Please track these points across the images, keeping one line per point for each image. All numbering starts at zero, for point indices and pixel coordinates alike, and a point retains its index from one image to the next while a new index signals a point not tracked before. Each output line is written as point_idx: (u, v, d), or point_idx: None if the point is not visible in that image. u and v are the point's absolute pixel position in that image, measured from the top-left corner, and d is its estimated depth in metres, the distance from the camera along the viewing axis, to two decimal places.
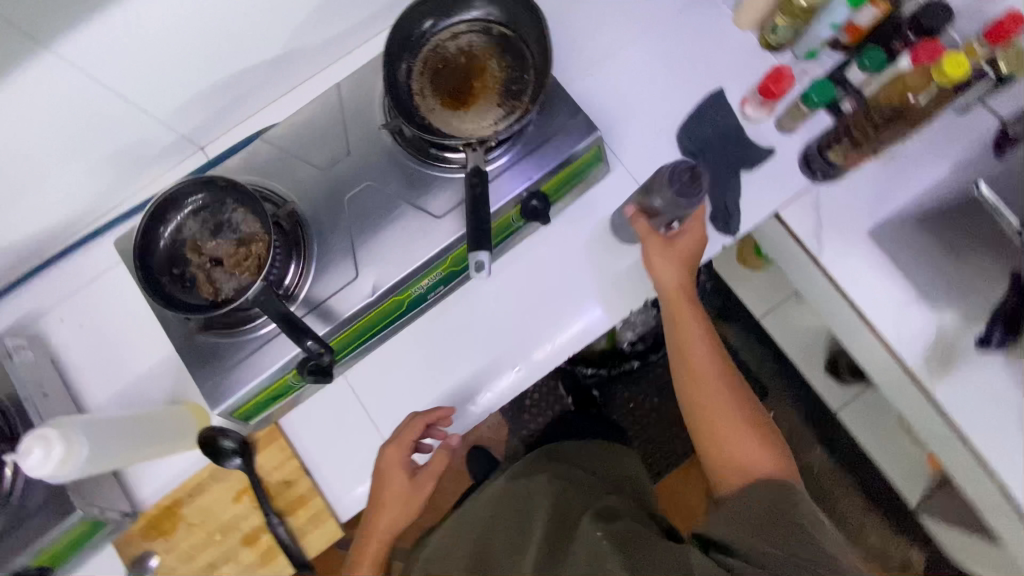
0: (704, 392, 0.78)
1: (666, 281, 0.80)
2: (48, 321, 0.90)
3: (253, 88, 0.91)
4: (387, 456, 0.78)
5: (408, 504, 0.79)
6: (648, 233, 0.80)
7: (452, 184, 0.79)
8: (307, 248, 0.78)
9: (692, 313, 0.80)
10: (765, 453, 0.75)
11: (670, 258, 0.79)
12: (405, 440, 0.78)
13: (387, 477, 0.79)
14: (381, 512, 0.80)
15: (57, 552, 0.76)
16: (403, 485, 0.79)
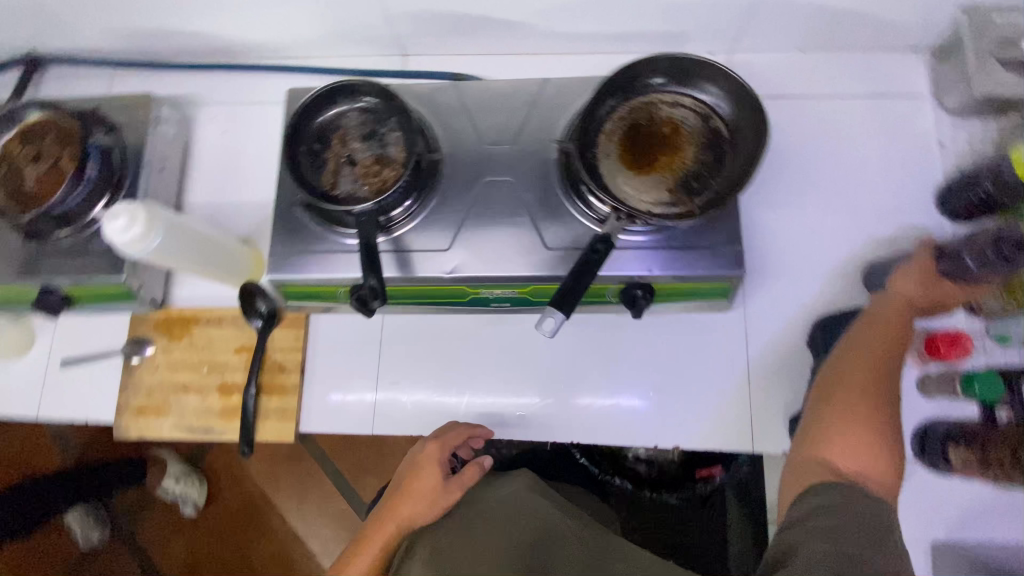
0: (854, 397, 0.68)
1: (896, 294, 0.75)
2: (204, 113, 0.99)
3: (476, 34, 0.92)
4: (428, 446, 0.78)
5: (428, 507, 0.75)
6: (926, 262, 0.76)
7: (581, 228, 0.77)
8: (426, 197, 0.79)
9: (900, 326, 0.73)
10: (880, 461, 0.65)
11: (917, 284, 0.75)
12: (449, 441, 0.79)
13: (419, 473, 0.77)
14: (398, 509, 0.75)
15: (89, 293, 0.86)
16: (432, 484, 0.76)
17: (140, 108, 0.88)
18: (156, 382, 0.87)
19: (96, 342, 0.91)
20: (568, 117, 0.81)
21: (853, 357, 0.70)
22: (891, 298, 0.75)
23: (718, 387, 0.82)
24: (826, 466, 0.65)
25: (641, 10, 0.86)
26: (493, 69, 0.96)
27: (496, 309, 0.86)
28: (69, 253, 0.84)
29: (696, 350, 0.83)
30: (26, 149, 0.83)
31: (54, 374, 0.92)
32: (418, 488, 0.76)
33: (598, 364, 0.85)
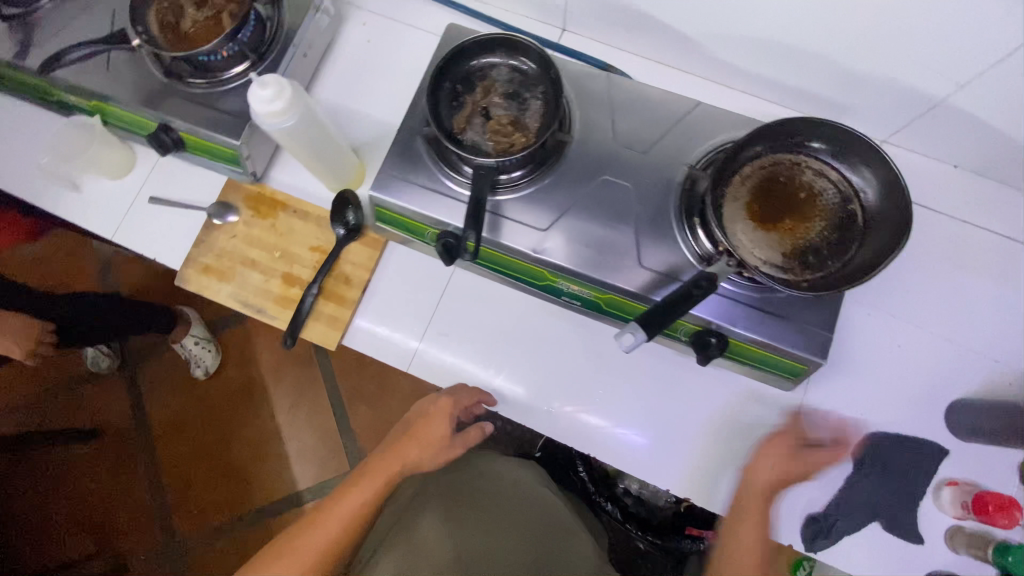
0: (749, 575, 0.72)
1: (755, 481, 0.76)
2: (356, 15, 1.00)
3: (642, 33, 0.91)
4: (440, 402, 0.82)
5: (429, 457, 0.81)
6: (789, 433, 0.78)
7: (680, 259, 0.76)
8: (542, 173, 0.79)
9: (762, 519, 0.74)
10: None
11: (778, 463, 0.75)
12: (462, 399, 0.81)
13: (425, 425, 0.82)
14: (404, 449, 0.80)
15: (200, 144, 0.88)
16: (438, 436, 0.81)
17: None
18: (228, 248, 0.90)
19: (185, 192, 0.94)
20: (707, 147, 0.79)
21: (751, 495, 0.76)
22: (740, 500, 0.76)
23: (748, 458, 0.81)
24: None
25: (814, 70, 0.83)
26: (643, 74, 0.95)
27: (564, 302, 0.85)
28: (195, 102, 0.86)
29: (740, 415, 0.82)
30: None
31: (138, 205, 0.95)
32: (423, 434, 0.82)
33: (639, 392, 0.84)
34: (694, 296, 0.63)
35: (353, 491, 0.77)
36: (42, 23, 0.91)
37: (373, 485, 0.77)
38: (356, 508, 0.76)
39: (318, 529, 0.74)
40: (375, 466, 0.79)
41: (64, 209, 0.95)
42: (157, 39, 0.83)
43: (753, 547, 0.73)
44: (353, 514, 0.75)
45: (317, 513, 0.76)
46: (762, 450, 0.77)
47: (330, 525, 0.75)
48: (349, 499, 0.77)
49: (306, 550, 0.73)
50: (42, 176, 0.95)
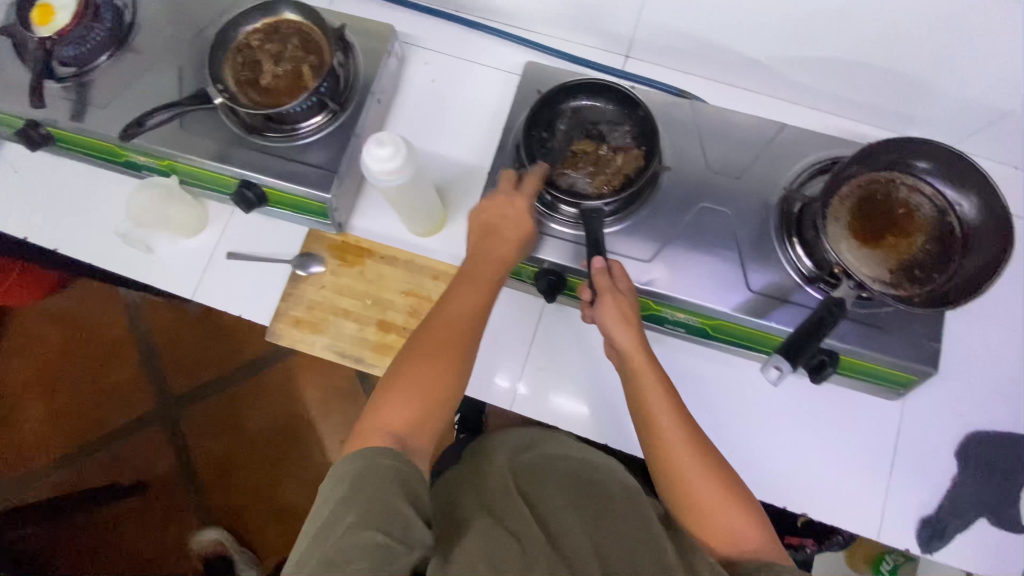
0: (680, 452, 0.63)
1: (621, 339, 0.68)
2: (417, 54, 0.99)
3: (710, 56, 0.91)
4: (492, 205, 0.74)
5: (504, 275, 0.72)
6: (607, 287, 0.70)
7: (784, 280, 0.77)
8: (640, 207, 0.80)
9: (657, 376, 0.67)
10: (705, 469, 0.62)
11: (620, 321, 0.68)
12: (506, 185, 0.75)
13: (503, 228, 0.73)
14: (490, 259, 0.71)
15: (283, 198, 0.87)
16: (510, 251, 0.72)
17: (381, 37, 0.90)
18: (319, 299, 0.90)
19: (267, 246, 0.93)
20: (790, 171, 0.81)
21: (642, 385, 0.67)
22: (627, 365, 0.68)
23: (859, 469, 0.82)
24: (731, 546, 0.60)
25: (888, 82, 0.85)
26: (705, 95, 0.96)
27: (664, 330, 0.85)
28: (277, 155, 0.85)
29: (845, 425, 0.84)
30: (268, 45, 0.85)
31: (217, 262, 0.92)
32: (493, 255, 0.71)
33: (742, 413, 0.84)
34: (828, 323, 0.66)
35: (442, 321, 0.66)
36: (104, 83, 0.90)
37: (474, 295, 0.68)
38: (463, 326, 0.66)
39: (423, 350, 0.64)
40: (462, 280, 0.69)
41: (137, 272, 0.92)
42: (237, 97, 0.82)
43: (665, 401, 0.65)
44: (460, 332, 0.65)
45: (418, 337, 0.65)
46: (599, 304, 0.69)
47: (430, 364, 0.62)
48: (440, 334, 0.65)
49: (414, 387, 0.61)
50: (117, 242, 0.92)
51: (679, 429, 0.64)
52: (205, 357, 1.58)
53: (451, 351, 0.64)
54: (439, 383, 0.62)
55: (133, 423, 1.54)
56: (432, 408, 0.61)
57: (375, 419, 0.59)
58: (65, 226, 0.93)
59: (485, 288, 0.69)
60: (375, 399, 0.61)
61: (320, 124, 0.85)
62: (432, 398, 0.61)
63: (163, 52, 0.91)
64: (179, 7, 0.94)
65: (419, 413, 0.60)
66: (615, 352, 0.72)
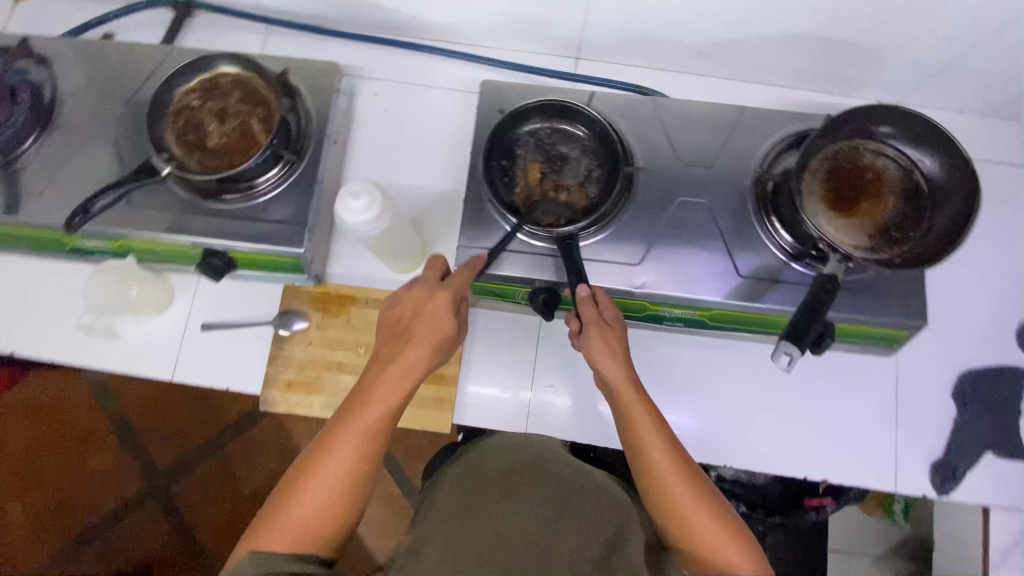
0: (673, 481, 0.62)
1: (607, 372, 0.67)
2: (364, 86, 0.96)
3: (659, 49, 0.92)
4: (406, 298, 0.65)
5: (414, 383, 0.62)
6: (593, 320, 0.68)
7: (771, 260, 0.79)
8: (620, 212, 0.79)
9: (644, 403, 0.66)
10: (693, 497, 0.61)
11: (602, 353, 0.67)
12: (429, 277, 0.66)
13: (413, 327, 0.64)
14: (396, 367, 0.61)
15: (253, 260, 0.83)
16: (422, 353, 0.62)
17: (326, 76, 0.86)
18: (309, 357, 0.86)
19: (243, 310, 0.88)
20: (759, 153, 0.83)
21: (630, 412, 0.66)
22: (614, 395, 0.67)
23: (867, 428, 0.85)
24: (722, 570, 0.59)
25: (834, 51, 0.87)
26: (662, 86, 0.96)
27: (663, 327, 0.85)
28: (239, 217, 0.81)
29: (848, 388, 0.86)
30: (210, 102, 0.80)
31: (192, 336, 0.87)
32: (402, 362, 0.61)
33: (750, 393, 0.85)
34: (823, 304, 0.67)
35: (337, 440, 0.58)
36: (34, 169, 0.83)
37: (375, 410, 0.59)
38: (355, 448, 0.58)
39: (314, 469, 0.58)
40: (367, 391, 0.60)
41: (107, 362, 0.86)
42: (185, 163, 0.77)
43: (652, 427, 0.64)
44: (360, 451, 0.58)
45: (315, 450, 0.58)
46: (587, 338, 0.67)
47: (317, 490, 0.57)
48: (332, 454, 0.58)
49: (302, 514, 0.56)
50: (79, 333, 0.86)
51: (672, 463, 0.62)
52: (188, 426, 1.50)
53: (346, 470, 0.58)
54: (326, 512, 0.57)
55: (122, 509, 1.45)
56: (324, 529, 0.57)
57: (260, 540, 0.55)
58: (16, 325, 0.86)
59: (392, 400, 0.60)
60: (266, 512, 0.57)
61: (278, 177, 0.81)
62: (326, 519, 0.57)
63: (95, 125, 0.85)
64: (102, 74, 0.88)
65: (309, 533, 0.56)
66: (603, 385, 0.70)
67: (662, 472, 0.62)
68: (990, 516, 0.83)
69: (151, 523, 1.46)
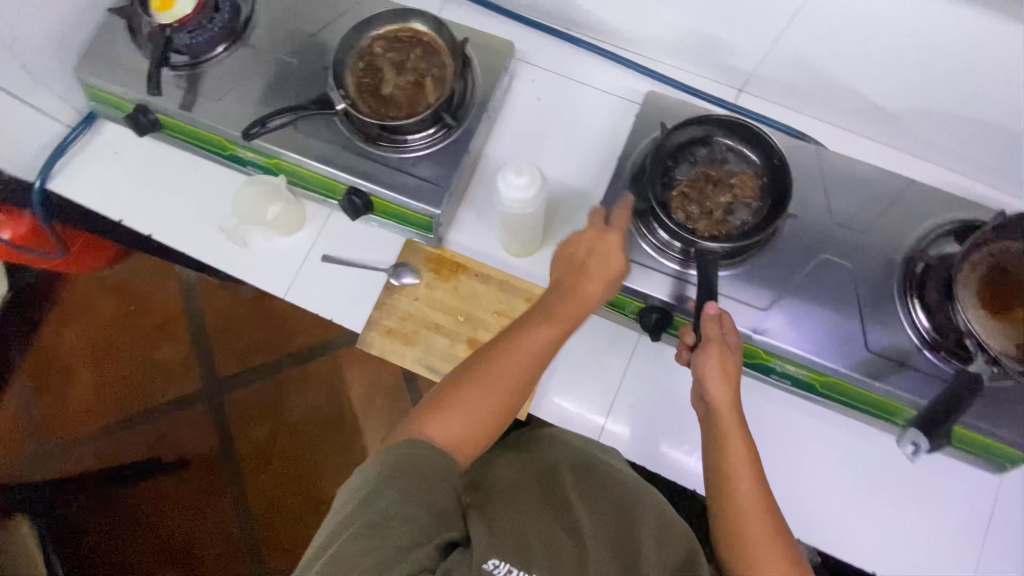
0: (756, 522, 0.59)
1: (715, 393, 0.65)
2: (525, 69, 0.98)
3: (830, 100, 0.89)
4: (581, 239, 0.74)
5: (583, 314, 0.70)
6: (715, 337, 0.67)
7: (903, 342, 0.75)
8: (759, 252, 0.77)
9: (745, 437, 0.63)
10: (774, 546, 0.58)
11: (718, 371, 0.65)
12: (596, 219, 0.75)
13: (588, 263, 0.73)
14: (573, 295, 0.71)
15: (388, 208, 0.87)
16: (597, 288, 0.71)
17: (498, 53, 0.89)
18: (412, 311, 0.89)
19: (362, 252, 0.92)
20: (915, 230, 0.79)
21: (727, 440, 0.63)
22: (714, 418, 0.65)
23: (953, 541, 0.80)
24: None
25: (1021, 146, 0.82)
26: (819, 137, 0.93)
27: (763, 378, 0.83)
28: (386, 166, 0.85)
29: (943, 495, 0.81)
30: (391, 53, 0.84)
31: (311, 263, 0.92)
32: (579, 292, 0.71)
33: (838, 470, 0.82)
34: (965, 403, 0.69)
35: (518, 345, 0.66)
36: (220, 76, 0.90)
37: (555, 325, 0.67)
38: (531, 357, 0.66)
39: (494, 366, 0.65)
40: (544, 312, 0.69)
41: (233, 267, 0.92)
42: (357, 103, 0.82)
43: (747, 462, 0.62)
44: (527, 367, 0.65)
45: (486, 356, 0.66)
46: (703, 352, 0.66)
47: (495, 384, 0.64)
48: (513, 356, 0.65)
49: (475, 402, 0.63)
50: (216, 234, 0.93)
51: (758, 498, 0.60)
52: (258, 343, 1.58)
53: (518, 375, 0.65)
54: (494, 405, 0.63)
55: (181, 401, 1.55)
56: (485, 424, 0.62)
57: (429, 421, 0.60)
58: (165, 212, 0.94)
59: (565, 321, 0.68)
60: (431, 405, 0.62)
61: (433, 137, 0.84)
62: (484, 422, 0.62)
63: (279, 49, 0.91)
64: (294, 4, 0.93)
65: (466, 432, 0.61)
66: (703, 404, 0.69)
67: (747, 509, 0.60)
68: None
69: (204, 422, 1.55)
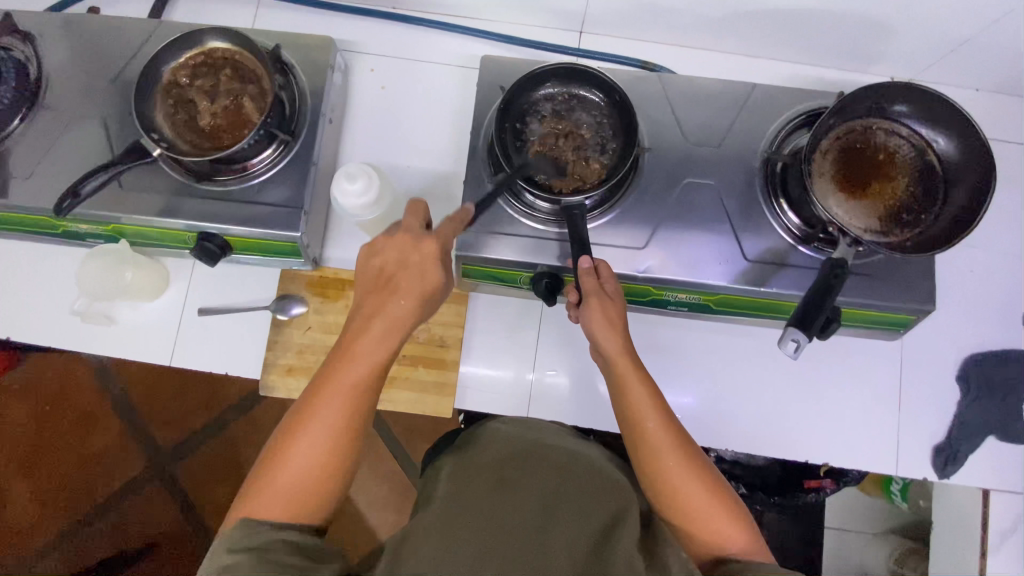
0: (670, 458, 0.60)
1: (607, 344, 0.64)
2: (359, 62, 0.92)
3: (665, 21, 0.88)
4: (388, 248, 0.63)
5: (394, 341, 0.61)
6: (592, 289, 0.66)
7: (779, 244, 0.77)
8: (625, 192, 0.76)
9: (644, 378, 0.63)
10: (690, 474, 0.60)
11: (606, 322, 0.64)
12: (411, 223, 0.63)
13: (397, 277, 0.62)
14: (378, 322, 0.61)
15: (249, 244, 0.82)
16: (399, 311, 0.61)
17: (319, 52, 0.83)
18: (308, 342, 0.85)
19: (240, 295, 0.87)
20: (768, 133, 0.80)
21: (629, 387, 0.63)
22: (612, 369, 0.65)
23: (870, 411, 0.85)
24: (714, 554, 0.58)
25: (847, 26, 0.83)
26: (667, 62, 0.92)
27: (666, 311, 0.84)
28: (232, 200, 0.79)
29: (853, 371, 0.85)
30: (199, 80, 0.77)
31: (191, 320, 0.86)
32: (382, 317, 0.61)
33: (755, 377, 0.84)
34: (835, 288, 0.67)
35: (324, 398, 0.58)
36: (20, 149, 0.81)
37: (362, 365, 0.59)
38: (343, 407, 0.59)
39: (308, 427, 0.58)
40: (350, 349, 0.60)
41: (106, 348, 0.85)
42: (175, 144, 0.75)
43: (651, 402, 0.62)
44: (346, 410, 0.59)
45: (298, 415, 0.59)
46: (585, 308, 0.65)
47: (309, 450, 0.57)
48: (321, 411, 0.58)
49: (293, 473, 0.57)
50: (77, 317, 0.85)
51: (667, 433, 0.61)
52: (189, 408, 1.50)
53: (337, 429, 0.58)
54: (317, 471, 0.58)
55: (124, 490, 1.47)
56: (310, 495, 0.57)
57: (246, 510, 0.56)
58: (12, 309, 0.85)
59: (373, 357, 0.60)
60: (248, 488, 0.58)
61: (272, 158, 0.79)
62: (308, 492, 0.57)
63: (80, 104, 0.82)
64: (86, 50, 0.84)
65: (297, 497, 0.57)
66: (602, 359, 0.68)
67: (659, 447, 0.61)
68: (990, 498, 0.84)
69: (155, 503, 1.47)
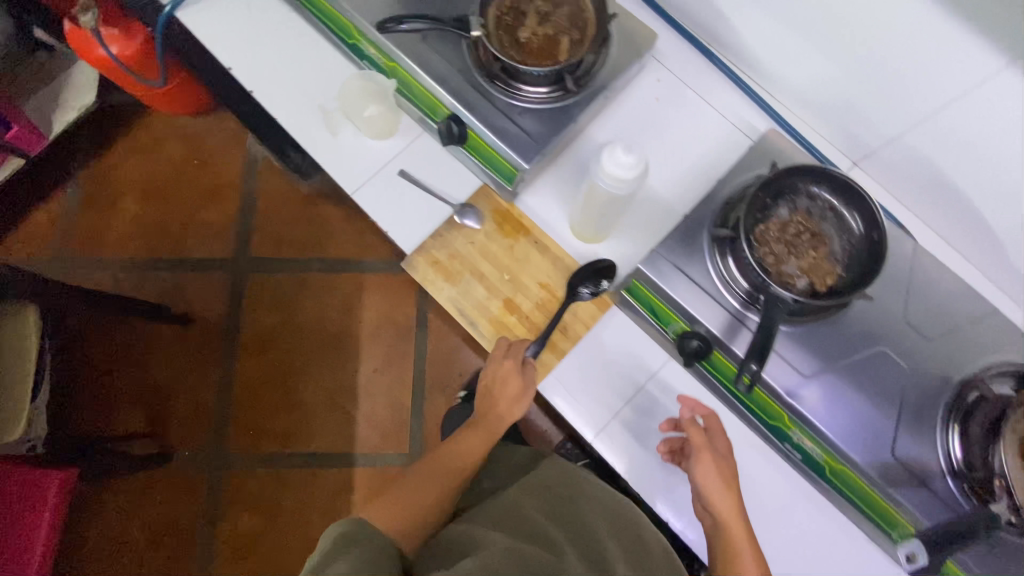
0: None
1: (717, 504, 0.69)
2: (654, 66, 0.96)
3: (943, 204, 0.85)
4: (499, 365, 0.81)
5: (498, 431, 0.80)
6: (703, 445, 0.72)
7: (929, 460, 0.72)
8: (821, 319, 0.75)
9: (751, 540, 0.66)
10: None
11: (713, 474, 0.70)
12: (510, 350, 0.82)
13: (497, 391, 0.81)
14: (491, 413, 0.80)
15: (480, 149, 0.88)
16: (506, 408, 0.80)
17: (638, 38, 0.88)
18: (463, 252, 0.90)
19: (438, 181, 0.93)
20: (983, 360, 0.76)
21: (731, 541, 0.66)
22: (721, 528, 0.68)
23: None
24: None
25: None
26: (918, 238, 0.90)
27: (774, 444, 0.81)
28: (493, 104, 0.84)
29: None
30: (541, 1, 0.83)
31: (387, 173, 0.93)
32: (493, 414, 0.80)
33: (812, 559, 0.79)
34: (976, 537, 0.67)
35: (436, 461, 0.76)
36: None
37: (471, 439, 0.79)
38: (455, 465, 0.76)
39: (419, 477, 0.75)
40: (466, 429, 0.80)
41: (317, 148, 0.94)
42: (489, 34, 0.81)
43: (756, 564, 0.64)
44: (449, 471, 0.76)
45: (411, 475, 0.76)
46: (698, 460, 0.71)
47: (412, 491, 0.73)
48: (434, 472, 0.75)
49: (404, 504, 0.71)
50: (313, 113, 0.95)
51: None
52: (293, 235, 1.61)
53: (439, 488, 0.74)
54: (414, 506, 0.71)
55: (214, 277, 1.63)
56: (412, 517, 0.70)
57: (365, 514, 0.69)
58: (273, 75, 0.96)
59: (485, 433, 0.79)
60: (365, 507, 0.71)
61: (547, 96, 0.84)
62: (410, 516, 0.70)
63: None
64: None
65: (406, 523, 0.69)
66: (708, 515, 0.72)
67: None
68: None
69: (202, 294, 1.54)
